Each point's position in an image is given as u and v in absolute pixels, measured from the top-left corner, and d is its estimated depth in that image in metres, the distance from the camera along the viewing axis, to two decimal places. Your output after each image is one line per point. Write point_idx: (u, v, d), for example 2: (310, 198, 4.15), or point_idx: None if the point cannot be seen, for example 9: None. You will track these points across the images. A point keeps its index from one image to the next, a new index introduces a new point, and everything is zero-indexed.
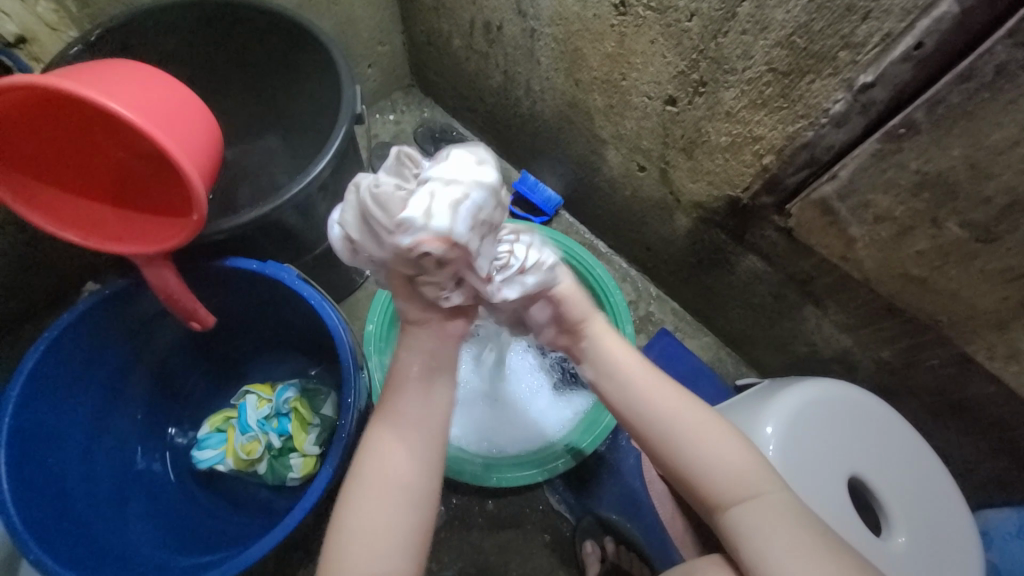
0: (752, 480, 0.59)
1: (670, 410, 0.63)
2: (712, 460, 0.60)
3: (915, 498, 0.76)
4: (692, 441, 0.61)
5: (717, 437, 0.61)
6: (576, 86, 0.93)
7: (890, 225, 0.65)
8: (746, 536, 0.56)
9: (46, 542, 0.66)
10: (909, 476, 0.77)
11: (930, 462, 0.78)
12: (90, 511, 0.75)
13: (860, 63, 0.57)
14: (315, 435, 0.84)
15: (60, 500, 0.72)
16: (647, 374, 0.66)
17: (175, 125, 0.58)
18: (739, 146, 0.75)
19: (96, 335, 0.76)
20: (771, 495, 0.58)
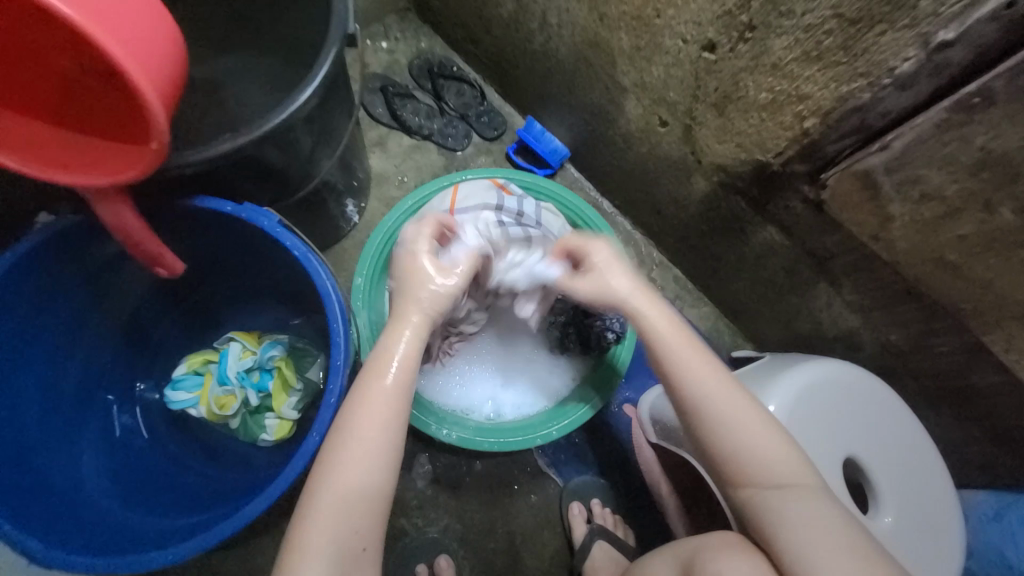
0: (781, 472, 0.55)
1: (700, 387, 0.59)
2: (739, 440, 0.57)
3: (899, 477, 0.77)
4: (721, 422, 0.58)
5: (747, 423, 0.58)
6: (600, 22, 0.82)
7: (936, 205, 0.59)
8: (773, 521, 0.54)
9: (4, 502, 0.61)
10: (902, 457, 0.77)
11: (925, 446, 0.78)
12: (53, 468, 0.70)
13: (941, 17, 0.50)
14: (296, 400, 0.79)
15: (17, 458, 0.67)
16: (683, 347, 0.62)
17: (120, 17, 0.46)
18: (779, 105, 0.68)
19: (47, 278, 0.67)
20: (813, 494, 0.54)
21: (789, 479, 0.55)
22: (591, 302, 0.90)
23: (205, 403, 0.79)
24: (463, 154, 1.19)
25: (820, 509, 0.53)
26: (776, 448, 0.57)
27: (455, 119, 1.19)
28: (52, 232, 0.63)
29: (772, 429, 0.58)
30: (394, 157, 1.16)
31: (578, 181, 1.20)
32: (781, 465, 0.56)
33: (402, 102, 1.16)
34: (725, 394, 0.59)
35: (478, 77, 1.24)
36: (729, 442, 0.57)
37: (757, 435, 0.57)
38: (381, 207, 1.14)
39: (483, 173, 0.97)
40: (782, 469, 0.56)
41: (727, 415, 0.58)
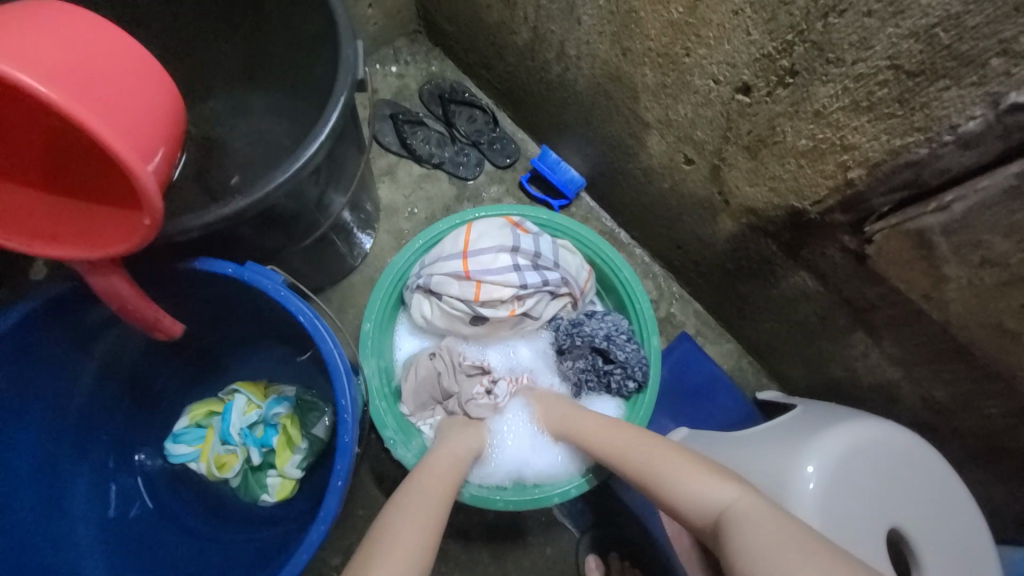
0: (708, 502, 0.59)
1: (618, 452, 0.71)
2: (670, 490, 0.63)
3: (947, 546, 0.71)
4: (649, 475, 0.66)
5: (668, 467, 0.65)
6: (623, 56, 0.78)
7: (999, 271, 0.54)
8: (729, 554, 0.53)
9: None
10: (950, 529, 0.72)
11: (974, 516, 0.73)
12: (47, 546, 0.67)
13: (1013, 77, 0.45)
14: (299, 459, 0.76)
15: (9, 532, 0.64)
16: (599, 427, 0.75)
17: (109, 100, 0.43)
18: (821, 153, 0.63)
19: (40, 340, 0.63)
20: (746, 512, 0.55)
21: (715, 505, 0.58)
22: (612, 349, 0.87)
23: (206, 460, 0.76)
24: (474, 183, 1.15)
25: (755, 524, 0.53)
26: (698, 480, 0.61)
27: (467, 147, 1.14)
28: (46, 299, 0.60)
29: (693, 465, 0.63)
30: (404, 186, 1.12)
31: (594, 211, 1.15)
32: (703, 494, 0.60)
33: (411, 130, 1.12)
34: (646, 452, 0.68)
35: (491, 102, 1.19)
36: (665, 495, 0.63)
37: (679, 473, 0.63)
38: (390, 239, 1.10)
39: (496, 209, 0.92)
40: (712, 501, 0.59)
41: (652, 465, 0.66)
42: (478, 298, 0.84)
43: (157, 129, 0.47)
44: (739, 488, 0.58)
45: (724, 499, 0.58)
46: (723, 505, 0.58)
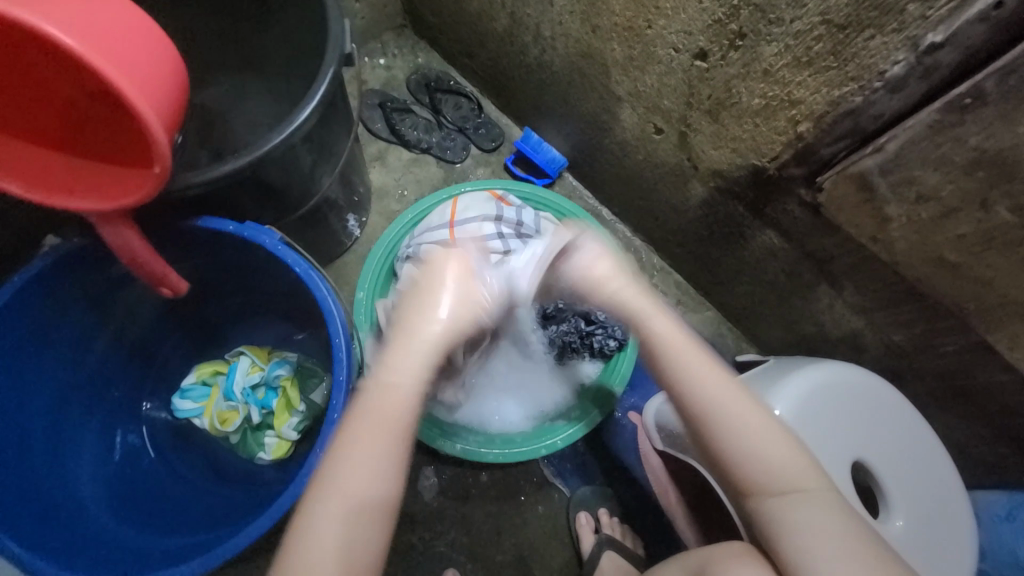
0: (790, 473, 0.54)
1: (701, 378, 0.58)
2: (746, 443, 0.55)
3: (910, 476, 0.76)
4: (724, 423, 0.56)
5: (752, 422, 0.56)
6: (593, 33, 0.84)
7: (934, 205, 0.59)
8: (780, 529, 0.52)
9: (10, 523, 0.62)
10: (916, 466, 0.77)
11: (941, 457, 0.78)
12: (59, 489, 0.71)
13: (929, 19, 0.50)
14: (297, 421, 0.79)
15: (25, 481, 0.68)
16: (686, 347, 0.61)
17: (123, 49, 0.47)
18: (772, 110, 0.69)
19: (59, 299, 0.68)
20: (814, 494, 0.53)
21: (795, 485, 0.54)
22: (593, 310, 0.92)
23: (210, 415, 0.80)
24: (462, 167, 1.20)
25: (819, 513, 0.52)
26: (789, 458, 0.55)
27: (454, 132, 1.20)
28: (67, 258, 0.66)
29: (780, 437, 0.56)
30: (394, 171, 1.18)
31: (576, 190, 1.21)
32: (790, 472, 0.54)
33: (400, 117, 1.18)
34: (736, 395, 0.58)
35: (475, 91, 1.25)
36: (723, 434, 0.56)
37: (769, 442, 0.56)
38: (382, 221, 1.15)
39: (481, 185, 0.99)
40: (778, 466, 0.55)
41: (739, 413, 0.57)
42: None
43: (162, 78, 0.50)
44: (816, 480, 0.55)
45: (807, 485, 0.54)
46: (801, 490, 0.53)
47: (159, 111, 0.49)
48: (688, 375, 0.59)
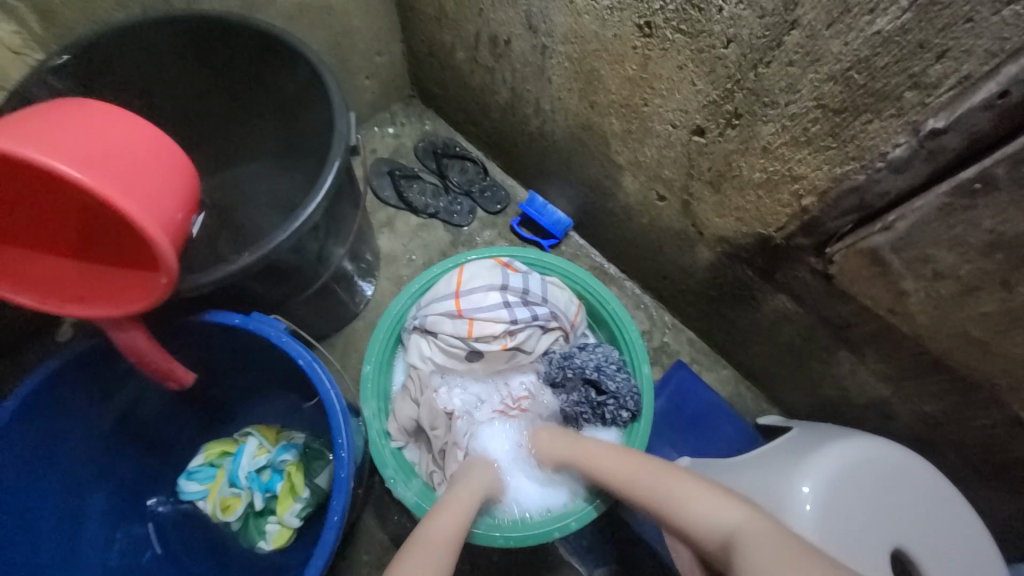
0: (729, 527, 0.60)
1: (628, 472, 0.74)
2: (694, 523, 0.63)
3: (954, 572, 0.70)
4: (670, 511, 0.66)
5: (692, 501, 0.65)
6: (591, 108, 0.86)
7: (952, 282, 0.56)
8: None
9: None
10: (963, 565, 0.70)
11: (990, 558, 0.71)
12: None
13: (929, 106, 0.49)
14: (299, 507, 0.76)
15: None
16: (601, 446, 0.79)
17: (135, 175, 0.50)
18: (775, 184, 0.68)
19: (72, 392, 0.69)
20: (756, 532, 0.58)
21: (728, 525, 0.60)
22: (603, 379, 0.89)
23: (213, 500, 0.79)
24: (469, 229, 1.22)
25: (762, 547, 0.55)
26: (716, 505, 0.63)
27: (460, 196, 1.22)
28: (80, 354, 0.67)
29: (705, 487, 0.66)
30: (403, 236, 1.20)
31: (583, 249, 1.21)
32: (719, 514, 0.62)
33: (408, 184, 1.21)
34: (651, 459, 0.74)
35: (482, 155, 1.29)
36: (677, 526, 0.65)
37: (693, 493, 0.66)
38: (391, 285, 1.16)
39: (487, 251, 0.97)
40: (720, 525, 0.61)
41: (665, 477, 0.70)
42: (470, 334, 0.89)
43: (168, 191, 0.53)
44: (757, 518, 0.59)
45: (735, 519, 0.60)
46: (733, 526, 0.60)
47: (161, 222, 0.51)
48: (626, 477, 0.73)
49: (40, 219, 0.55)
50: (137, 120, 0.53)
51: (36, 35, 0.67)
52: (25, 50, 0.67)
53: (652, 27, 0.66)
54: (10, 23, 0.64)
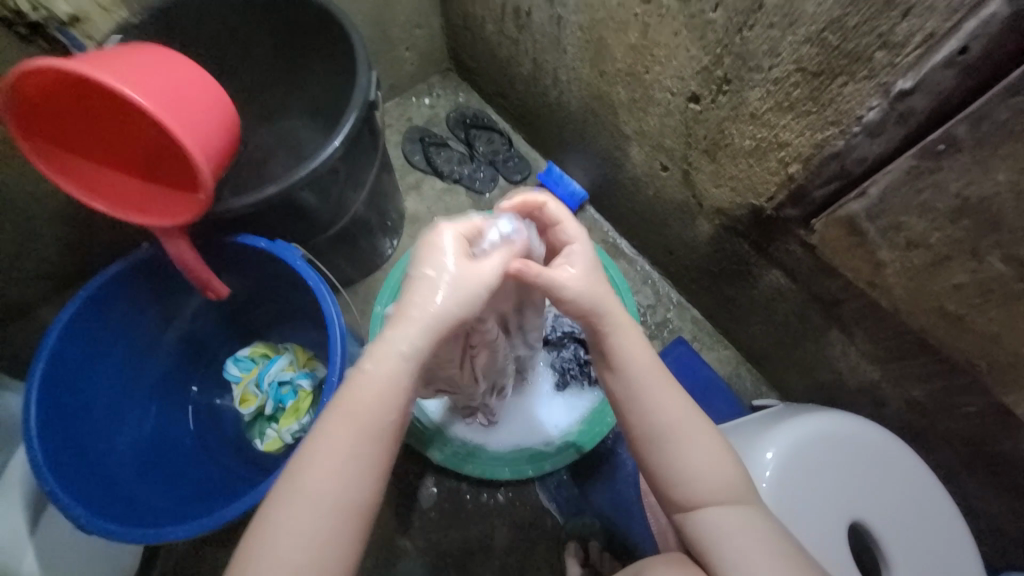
0: (734, 492, 0.54)
1: (672, 413, 0.56)
2: (704, 476, 0.54)
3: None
4: (682, 443, 0.55)
5: (713, 456, 0.55)
6: (601, 78, 0.89)
7: (925, 252, 0.57)
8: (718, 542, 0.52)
9: (61, 478, 0.68)
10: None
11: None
12: (111, 450, 0.78)
13: (898, 66, 0.50)
14: (293, 428, 0.86)
15: (87, 439, 0.76)
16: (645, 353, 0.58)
17: (185, 108, 0.61)
18: (763, 151, 0.68)
19: (131, 292, 0.79)
20: (751, 515, 0.54)
21: (732, 500, 0.54)
22: None
23: (239, 390, 0.91)
24: (489, 196, 1.28)
25: (741, 525, 0.53)
26: (717, 467, 0.55)
27: (483, 165, 1.29)
28: (136, 260, 0.76)
29: (721, 451, 0.56)
30: (427, 199, 1.27)
31: (597, 222, 1.23)
32: (727, 486, 0.55)
33: (437, 151, 1.29)
34: (679, 412, 0.56)
35: (508, 127, 1.34)
36: (673, 460, 0.55)
37: (707, 455, 0.55)
38: (411, 243, 1.24)
39: None
40: (716, 482, 0.54)
41: (684, 439, 0.55)
42: None
43: (210, 124, 0.64)
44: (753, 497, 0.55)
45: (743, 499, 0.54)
46: (735, 504, 0.54)
47: (201, 147, 0.62)
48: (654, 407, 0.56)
49: (119, 142, 0.68)
50: (184, 60, 0.64)
51: None
52: (113, 8, 0.80)
53: None
54: None
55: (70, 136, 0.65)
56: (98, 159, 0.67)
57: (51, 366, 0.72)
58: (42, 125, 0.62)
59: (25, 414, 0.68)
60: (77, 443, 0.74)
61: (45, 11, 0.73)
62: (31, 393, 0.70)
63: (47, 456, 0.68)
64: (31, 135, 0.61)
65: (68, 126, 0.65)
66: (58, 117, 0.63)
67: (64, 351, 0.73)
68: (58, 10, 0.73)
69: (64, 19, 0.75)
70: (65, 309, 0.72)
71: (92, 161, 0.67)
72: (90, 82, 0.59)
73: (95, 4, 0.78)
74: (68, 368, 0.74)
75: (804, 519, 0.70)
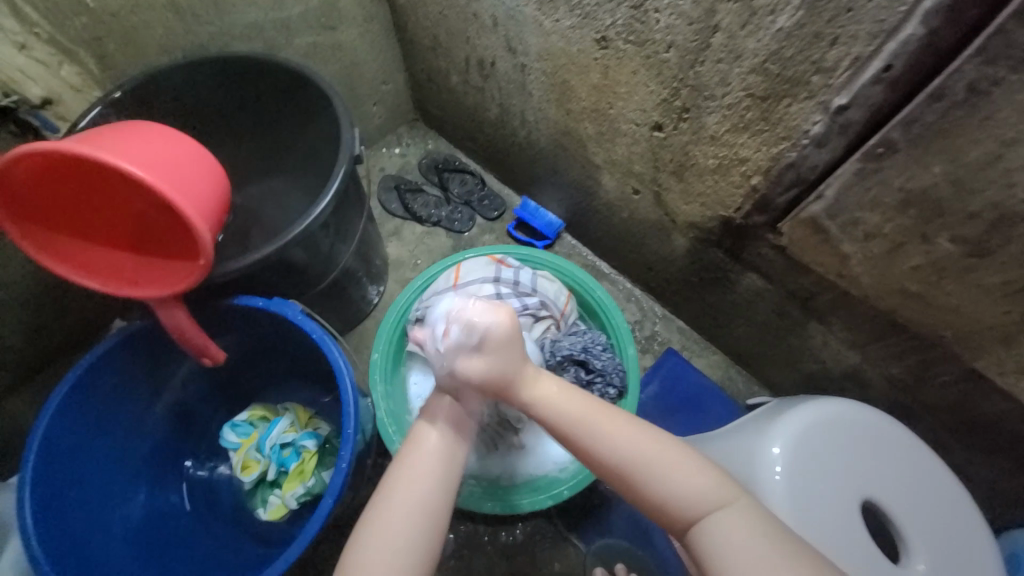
0: (710, 496, 0.54)
1: (625, 445, 0.57)
2: (675, 490, 0.54)
3: (942, 549, 0.74)
4: (650, 475, 0.55)
5: (679, 469, 0.55)
6: (568, 116, 0.96)
7: (882, 241, 0.64)
8: (721, 550, 0.52)
9: (62, 571, 0.67)
10: (955, 545, 0.74)
11: (988, 550, 0.74)
12: (108, 539, 0.77)
13: (834, 85, 0.58)
14: (300, 492, 0.83)
15: (84, 529, 0.74)
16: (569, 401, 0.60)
17: (181, 180, 0.63)
18: (726, 168, 0.76)
19: (121, 370, 0.78)
20: (739, 512, 0.54)
21: (713, 504, 0.54)
22: (590, 359, 0.98)
23: (238, 457, 0.87)
24: (469, 235, 1.31)
25: (728, 520, 0.53)
26: (688, 479, 0.55)
27: (460, 205, 1.33)
28: (128, 334, 0.75)
29: (686, 460, 0.56)
30: (409, 244, 1.30)
31: (576, 248, 1.29)
32: (704, 494, 0.54)
33: (413, 197, 1.32)
34: (631, 445, 0.57)
35: (479, 168, 1.40)
36: (646, 488, 0.55)
37: (677, 471, 0.55)
38: (397, 288, 1.25)
39: (482, 250, 1.07)
40: (689, 493, 0.54)
41: (649, 468, 0.55)
42: None
43: (207, 192, 0.66)
44: (732, 493, 0.55)
45: (724, 501, 0.54)
46: (717, 508, 0.54)
47: (200, 215, 0.63)
48: (606, 445, 0.57)
49: (112, 219, 0.70)
50: (177, 134, 0.66)
51: (94, 76, 0.85)
52: (85, 88, 0.85)
53: (607, 41, 0.77)
54: (74, 66, 0.82)
55: (58, 218, 0.67)
56: (88, 238, 0.69)
57: (42, 457, 0.70)
58: (34, 212, 0.64)
59: (20, 510, 0.67)
60: (74, 535, 0.73)
61: (16, 96, 0.77)
62: (23, 490, 0.68)
63: (47, 553, 0.67)
64: (22, 222, 0.63)
65: (61, 209, 0.67)
66: (47, 200, 0.65)
67: (54, 441, 0.72)
68: (28, 93, 0.78)
69: (36, 102, 0.79)
70: (54, 394, 0.71)
71: (81, 240, 0.68)
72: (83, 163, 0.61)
73: (67, 86, 0.83)
74: (58, 457, 0.73)
75: (823, 507, 0.73)
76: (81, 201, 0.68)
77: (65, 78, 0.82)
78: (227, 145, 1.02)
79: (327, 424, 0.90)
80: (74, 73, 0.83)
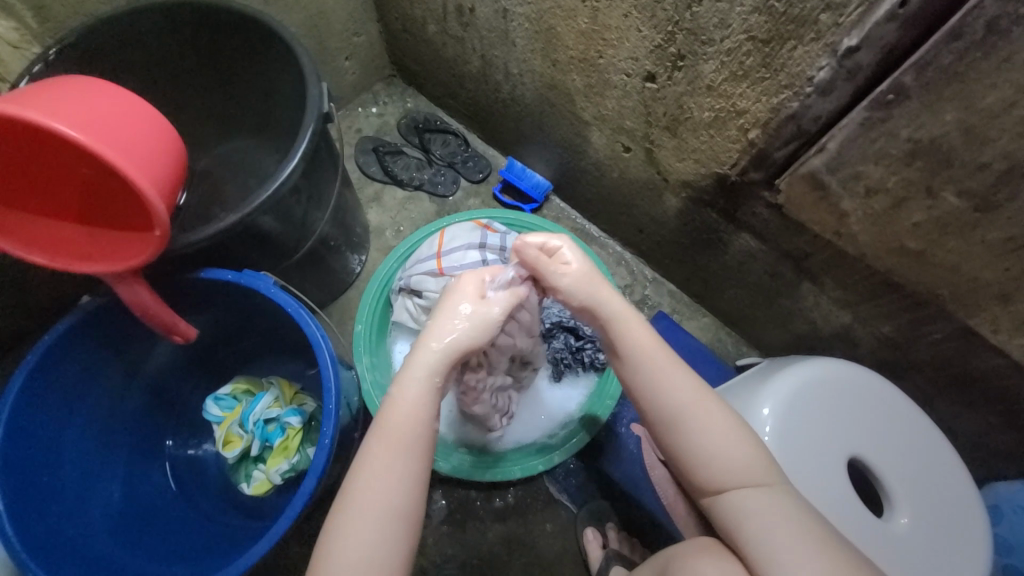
0: (751, 471, 0.57)
1: (680, 400, 0.60)
2: (720, 454, 0.58)
3: (925, 503, 0.75)
4: (698, 430, 0.58)
5: (731, 438, 0.58)
6: (554, 67, 0.89)
7: (883, 197, 0.62)
8: (748, 518, 0.55)
9: (39, 556, 0.65)
10: (938, 500, 0.76)
11: (969, 503, 0.76)
12: (89, 521, 0.75)
13: (843, 25, 0.53)
14: (284, 468, 0.82)
15: (62, 512, 0.72)
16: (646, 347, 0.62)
17: (128, 142, 0.57)
18: (723, 121, 0.71)
19: (86, 350, 0.74)
20: (775, 493, 0.56)
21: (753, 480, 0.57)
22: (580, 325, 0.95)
23: (221, 432, 0.85)
24: (453, 199, 1.26)
25: (760, 495, 0.56)
26: (734, 448, 0.58)
27: (443, 168, 1.26)
28: (82, 314, 0.70)
29: (736, 432, 0.59)
30: (389, 210, 1.24)
31: (564, 211, 1.24)
32: (748, 465, 0.57)
33: (392, 159, 1.25)
34: (688, 399, 0.60)
35: (462, 128, 1.33)
36: (692, 442, 0.58)
37: (724, 440, 0.58)
38: (379, 256, 1.21)
39: (466, 215, 1.02)
40: (731, 460, 0.57)
41: (701, 427, 0.59)
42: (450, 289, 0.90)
43: (159, 157, 0.60)
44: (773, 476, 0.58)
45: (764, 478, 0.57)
46: (756, 483, 0.57)
47: (152, 183, 0.58)
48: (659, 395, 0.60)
49: (55, 188, 0.64)
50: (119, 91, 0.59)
51: (32, 30, 0.75)
52: (24, 45, 0.75)
53: None
54: (10, 21, 0.72)
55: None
56: (35, 209, 0.63)
57: (9, 444, 0.68)
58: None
59: None
60: (51, 519, 0.71)
61: None
62: None
63: (22, 538, 0.65)
64: None
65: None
66: None
67: (19, 427, 0.69)
68: None
69: None
70: (13, 378, 0.67)
71: (26, 212, 0.63)
72: (15, 125, 0.55)
73: (4, 42, 0.73)
74: (27, 442, 0.70)
75: (809, 465, 0.74)
76: (22, 169, 0.62)
77: (1, 35, 0.72)
78: (185, 105, 0.94)
79: (313, 400, 0.88)
80: (11, 28, 0.73)
